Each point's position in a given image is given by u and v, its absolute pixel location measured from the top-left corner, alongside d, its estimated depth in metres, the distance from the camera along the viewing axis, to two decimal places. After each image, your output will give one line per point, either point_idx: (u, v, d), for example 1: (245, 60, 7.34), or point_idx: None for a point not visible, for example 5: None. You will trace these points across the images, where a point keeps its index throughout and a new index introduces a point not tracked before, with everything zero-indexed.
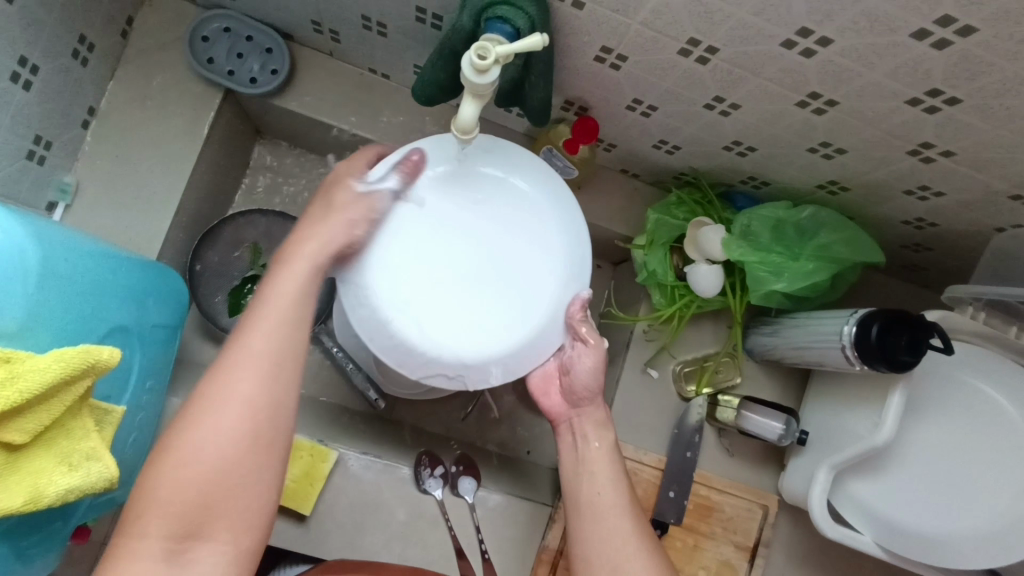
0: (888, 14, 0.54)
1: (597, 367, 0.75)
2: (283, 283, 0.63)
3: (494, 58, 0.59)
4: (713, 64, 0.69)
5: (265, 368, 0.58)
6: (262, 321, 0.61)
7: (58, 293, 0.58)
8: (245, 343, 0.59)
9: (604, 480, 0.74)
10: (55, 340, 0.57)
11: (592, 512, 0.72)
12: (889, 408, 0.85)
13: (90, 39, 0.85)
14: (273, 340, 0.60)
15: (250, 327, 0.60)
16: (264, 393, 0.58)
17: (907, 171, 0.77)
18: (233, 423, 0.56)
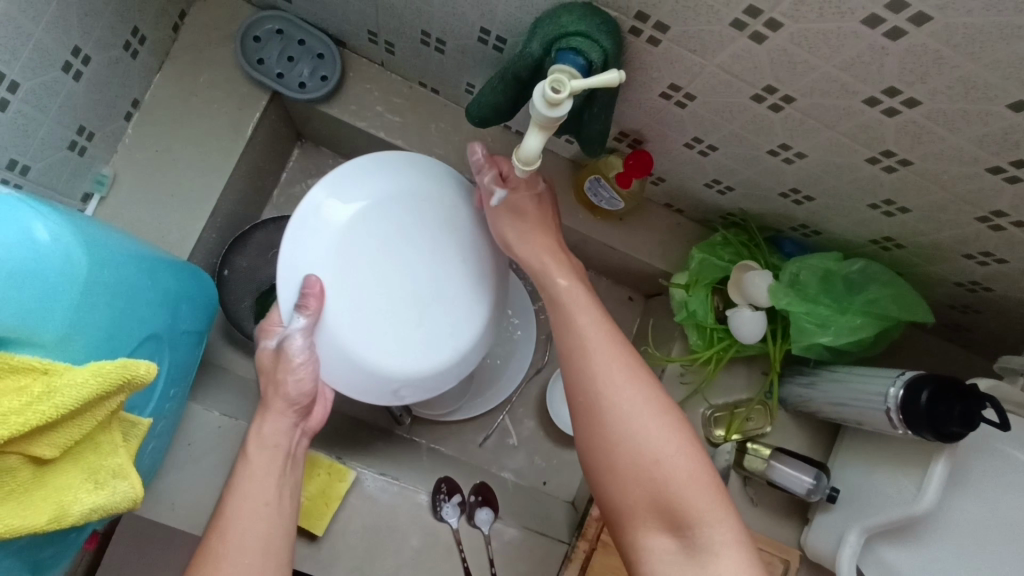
0: (987, 82, 0.52)
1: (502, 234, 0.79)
2: (259, 454, 0.71)
3: (568, 92, 0.57)
4: (786, 113, 0.66)
5: (255, 531, 0.64)
6: (242, 488, 0.67)
7: (97, 299, 0.55)
8: (230, 511, 0.65)
9: (611, 347, 0.67)
10: (89, 350, 0.54)
11: (600, 371, 0.66)
12: (931, 477, 0.82)
13: (143, 32, 0.83)
14: (258, 504, 0.66)
15: (231, 499, 0.67)
16: (257, 548, 0.63)
17: (972, 235, 0.75)
18: (259, 531, 0.65)
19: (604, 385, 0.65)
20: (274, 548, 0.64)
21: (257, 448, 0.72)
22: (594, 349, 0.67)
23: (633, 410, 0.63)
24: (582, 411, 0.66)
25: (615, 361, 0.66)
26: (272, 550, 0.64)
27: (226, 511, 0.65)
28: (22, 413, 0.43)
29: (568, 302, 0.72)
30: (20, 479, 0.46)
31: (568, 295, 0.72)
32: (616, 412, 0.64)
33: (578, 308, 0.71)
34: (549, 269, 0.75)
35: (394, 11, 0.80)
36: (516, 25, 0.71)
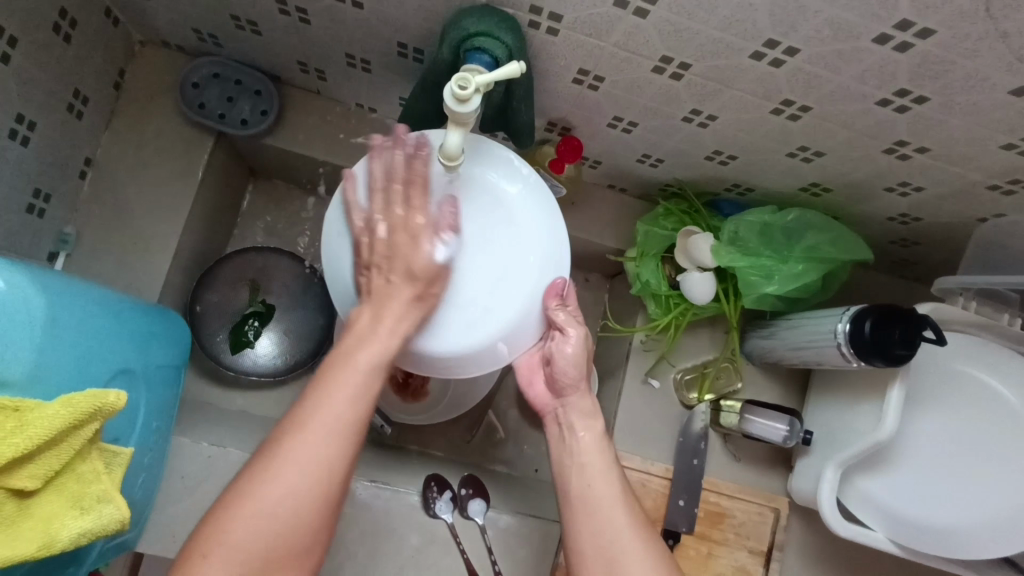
0: (849, 22, 0.56)
1: (581, 357, 0.76)
2: (361, 346, 0.62)
3: (474, 87, 0.61)
4: (687, 80, 0.71)
5: (337, 414, 0.58)
6: (322, 394, 0.58)
7: (63, 340, 0.58)
8: (327, 380, 0.59)
9: (605, 480, 0.71)
10: (62, 388, 0.57)
11: (607, 514, 0.69)
12: (889, 403, 0.86)
13: (84, 93, 0.87)
14: (347, 390, 0.59)
15: (310, 404, 0.58)
16: (328, 435, 0.57)
17: (886, 169, 0.79)
18: (322, 455, 0.56)
19: (600, 523, 0.69)
20: (345, 439, 0.58)
21: (357, 344, 0.62)
22: (612, 531, 0.68)
23: (624, 547, 0.67)
24: (578, 557, 0.68)
25: (632, 541, 0.67)
26: (349, 446, 0.58)
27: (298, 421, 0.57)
28: None
29: (569, 484, 0.73)
30: (6, 511, 0.50)
31: (584, 476, 0.72)
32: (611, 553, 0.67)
33: (600, 483, 0.71)
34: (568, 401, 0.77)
35: (316, 39, 0.84)
36: (428, 35, 0.75)
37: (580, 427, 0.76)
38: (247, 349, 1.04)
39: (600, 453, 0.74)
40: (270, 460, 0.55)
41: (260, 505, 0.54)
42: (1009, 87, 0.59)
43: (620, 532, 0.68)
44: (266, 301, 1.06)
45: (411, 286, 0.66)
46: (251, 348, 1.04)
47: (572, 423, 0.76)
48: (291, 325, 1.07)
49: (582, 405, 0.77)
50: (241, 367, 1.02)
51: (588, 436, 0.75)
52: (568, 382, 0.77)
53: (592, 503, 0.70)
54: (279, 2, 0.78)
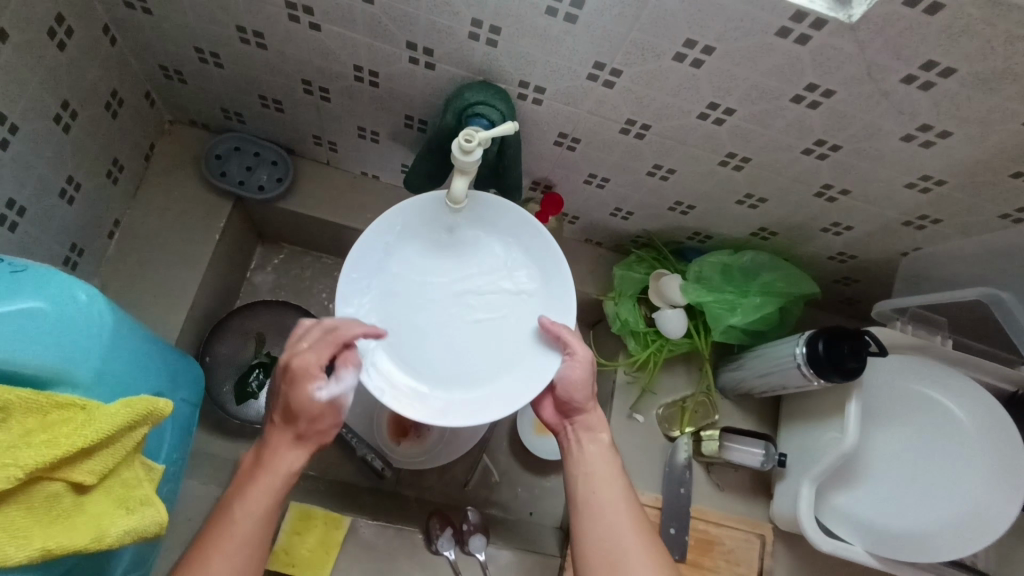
0: (770, 86, 0.72)
1: (588, 377, 0.82)
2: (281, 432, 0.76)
3: (477, 142, 0.74)
4: (649, 138, 0.86)
5: (239, 550, 0.68)
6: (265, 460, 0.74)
7: (120, 355, 0.67)
8: (235, 521, 0.69)
9: (610, 489, 0.78)
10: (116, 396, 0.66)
11: (606, 525, 0.75)
12: (849, 416, 0.95)
13: (121, 161, 0.98)
14: (277, 464, 0.74)
15: (248, 476, 0.74)
16: (246, 539, 0.69)
17: (819, 210, 0.94)
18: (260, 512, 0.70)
19: (604, 526, 0.75)
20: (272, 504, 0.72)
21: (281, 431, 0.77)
22: (615, 539, 0.74)
23: (625, 555, 0.73)
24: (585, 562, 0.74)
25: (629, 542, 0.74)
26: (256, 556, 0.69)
27: (240, 486, 0.72)
28: (71, 438, 0.53)
29: (577, 494, 0.79)
30: (63, 504, 0.54)
31: (587, 482, 0.79)
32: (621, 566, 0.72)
33: (603, 489, 0.78)
34: (586, 419, 0.84)
35: (333, 114, 0.98)
36: (432, 107, 0.90)
37: (585, 443, 0.83)
38: (251, 400, 1.09)
39: (606, 464, 0.81)
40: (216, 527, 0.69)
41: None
42: (900, 134, 0.75)
43: (626, 543, 0.74)
44: (271, 352, 1.12)
45: (298, 459, 0.76)
46: (254, 399, 1.09)
47: (582, 435, 0.84)
48: None
49: (593, 416, 0.84)
50: (247, 416, 1.08)
51: (600, 447, 0.82)
52: (580, 401, 0.83)
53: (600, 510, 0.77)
54: (304, 83, 0.92)
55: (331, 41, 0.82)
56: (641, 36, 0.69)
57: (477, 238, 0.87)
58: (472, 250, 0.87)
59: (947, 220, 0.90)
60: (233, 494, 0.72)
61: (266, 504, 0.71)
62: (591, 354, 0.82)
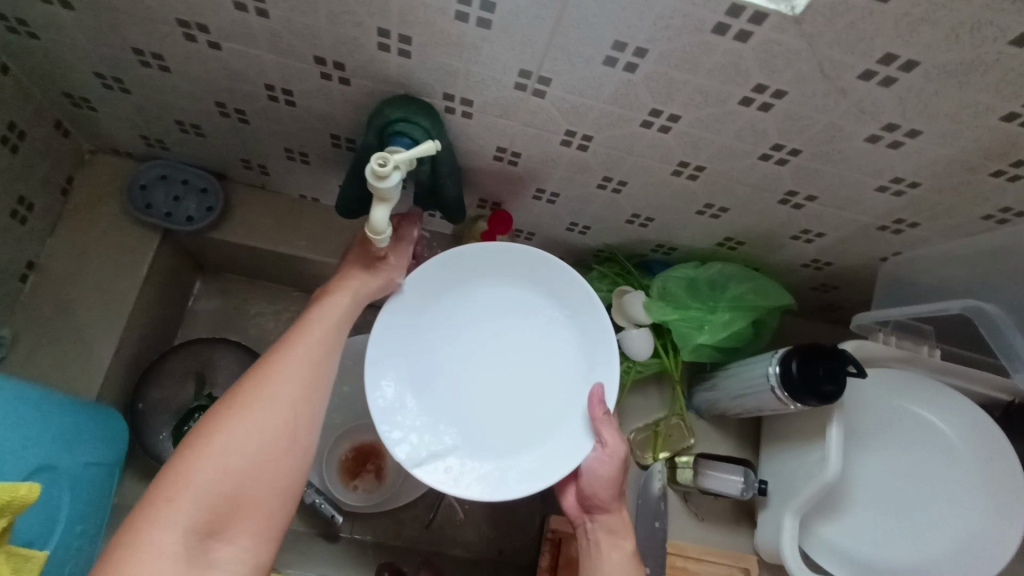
0: (714, 89, 0.64)
1: (612, 479, 0.81)
2: (320, 323, 0.73)
3: (393, 165, 0.67)
4: (593, 149, 0.78)
5: (309, 362, 0.69)
6: (302, 344, 0.70)
7: None
8: (311, 332, 0.71)
9: None
10: None
11: None
12: (830, 441, 0.87)
13: (30, 198, 0.91)
14: (315, 345, 0.70)
15: (281, 360, 0.68)
16: (320, 356, 0.70)
17: (786, 218, 0.87)
18: (300, 396, 0.66)
19: None
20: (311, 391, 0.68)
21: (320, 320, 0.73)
22: None
23: None
24: None
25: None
26: (317, 392, 0.68)
27: (272, 368, 0.66)
28: None
29: None
30: None
31: None
32: None
33: None
34: (613, 519, 0.82)
35: (257, 137, 0.91)
36: (358, 126, 0.82)
37: (608, 549, 0.81)
38: None
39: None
40: (242, 405, 0.63)
41: (233, 441, 0.61)
42: (864, 135, 0.67)
43: None
44: (212, 393, 1.04)
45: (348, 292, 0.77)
46: None
47: (603, 537, 0.82)
48: None
49: (617, 519, 0.82)
50: None
51: (623, 554, 0.80)
52: (603, 498, 0.81)
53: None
54: (219, 106, 0.85)
55: (236, 60, 0.74)
56: (565, 40, 0.61)
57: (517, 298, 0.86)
58: (514, 311, 0.86)
59: (925, 223, 0.82)
60: (264, 376, 0.66)
61: (328, 342, 0.72)
62: (622, 447, 0.81)
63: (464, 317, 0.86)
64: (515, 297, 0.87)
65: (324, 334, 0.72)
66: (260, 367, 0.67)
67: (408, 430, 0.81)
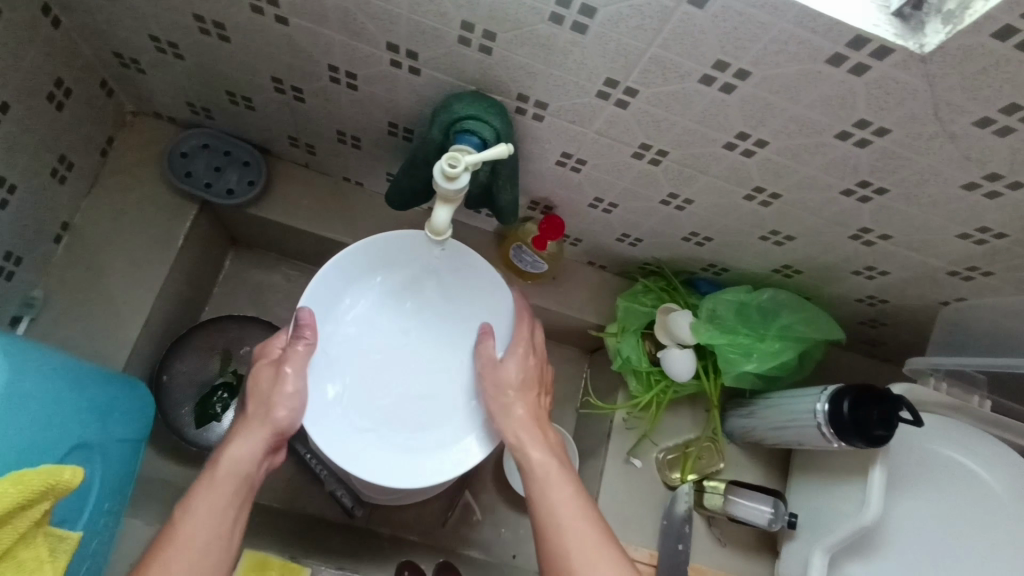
0: (813, 120, 0.60)
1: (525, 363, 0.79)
2: (229, 478, 0.67)
3: (463, 166, 0.64)
4: (665, 165, 0.75)
5: (210, 537, 0.64)
6: (202, 511, 0.65)
7: (22, 409, 0.59)
8: (219, 480, 0.67)
9: (572, 497, 0.69)
10: (17, 458, 0.57)
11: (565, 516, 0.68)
12: (871, 484, 0.85)
13: (70, 158, 0.88)
14: (210, 514, 0.65)
15: (181, 531, 0.63)
16: (211, 526, 0.64)
17: (853, 253, 0.83)
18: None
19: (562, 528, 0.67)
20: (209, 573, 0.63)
21: (231, 472, 0.67)
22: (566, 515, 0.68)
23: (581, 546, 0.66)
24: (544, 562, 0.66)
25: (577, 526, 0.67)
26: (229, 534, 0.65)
27: (164, 547, 0.62)
28: None
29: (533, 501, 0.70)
30: None
31: (546, 488, 0.70)
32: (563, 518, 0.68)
33: (563, 495, 0.69)
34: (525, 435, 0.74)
35: (308, 116, 0.87)
36: (419, 116, 0.79)
37: (531, 444, 0.74)
38: (213, 423, 0.99)
39: (563, 470, 0.72)
40: None
41: None
42: (961, 181, 0.64)
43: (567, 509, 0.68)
44: (237, 371, 1.03)
45: (261, 428, 0.70)
46: (216, 422, 0.99)
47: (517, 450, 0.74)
48: None
49: (525, 428, 0.75)
50: (205, 442, 0.98)
51: (540, 460, 0.72)
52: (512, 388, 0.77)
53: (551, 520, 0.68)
54: (275, 81, 0.81)
55: (302, 37, 0.70)
56: (663, 54, 0.57)
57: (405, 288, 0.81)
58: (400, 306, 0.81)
59: (1000, 273, 0.79)
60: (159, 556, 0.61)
61: (232, 493, 0.67)
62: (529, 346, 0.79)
63: (366, 332, 0.80)
64: (423, 278, 0.81)
65: (232, 484, 0.67)
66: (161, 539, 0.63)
67: (352, 438, 0.77)
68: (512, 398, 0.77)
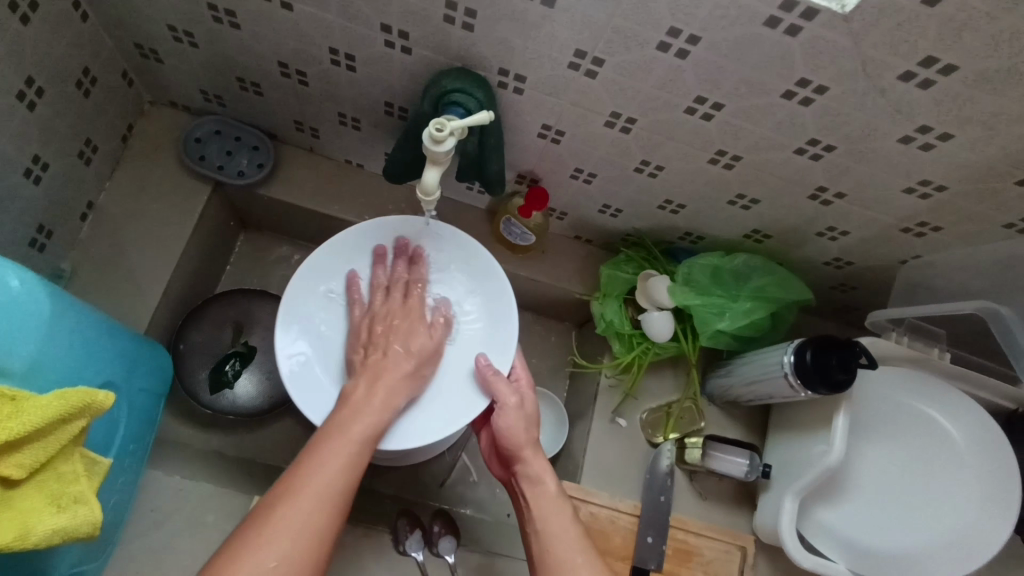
0: (760, 80, 0.68)
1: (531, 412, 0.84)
2: (379, 391, 0.77)
3: (449, 130, 0.71)
4: (635, 133, 0.82)
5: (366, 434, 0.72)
6: (363, 411, 0.74)
7: (63, 344, 0.66)
8: (373, 388, 0.77)
9: (568, 534, 0.77)
10: (58, 385, 0.65)
11: (562, 550, 0.75)
12: (836, 429, 0.91)
13: (96, 141, 0.96)
14: (367, 416, 0.73)
15: (346, 419, 0.73)
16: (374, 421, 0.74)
17: (813, 214, 0.90)
18: (349, 470, 0.68)
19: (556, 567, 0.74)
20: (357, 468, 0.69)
21: (376, 381, 0.78)
22: (560, 548, 0.75)
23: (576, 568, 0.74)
24: None
25: (578, 555, 0.75)
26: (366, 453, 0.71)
27: (334, 433, 0.70)
28: None
29: (536, 550, 0.77)
30: None
31: (546, 529, 0.77)
32: (558, 560, 0.75)
33: (560, 532, 0.77)
34: (525, 458, 0.82)
35: (312, 99, 0.95)
36: (412, 95, 0.87)
37: (530, 481, 0.81)
38: (226, 388, 1.06)
39: (560, 511, 0.79)
40: (305, 470, 0.66)
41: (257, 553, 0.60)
42: (897, 135, 0.71)
43: (563, 547, 0.76)
44: (248, 342, 1.10)
45: (409, 360, 0.81)
46: (230, 388, 1.06)
47: (528, 487, 0.82)
48: (269, 368, 1.10)
49: (535, 465, 0.82)
50: (219, 406, 1.05)
51: (548, 494, 0.80)
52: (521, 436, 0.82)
53: (553, 549, 0.76)
54: (281, 66, 0.89)
55: (305, 21, 0.79)
56: (623, 23, 0.65)
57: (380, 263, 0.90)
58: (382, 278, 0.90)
59: (948, 228, 0.85)
60: (327, 441, 0.69)
61: (386, 403, 0.76)
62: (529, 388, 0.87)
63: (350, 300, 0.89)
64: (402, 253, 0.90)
65: (376, 392, 0.77)
66: (319, 440, 0.69)
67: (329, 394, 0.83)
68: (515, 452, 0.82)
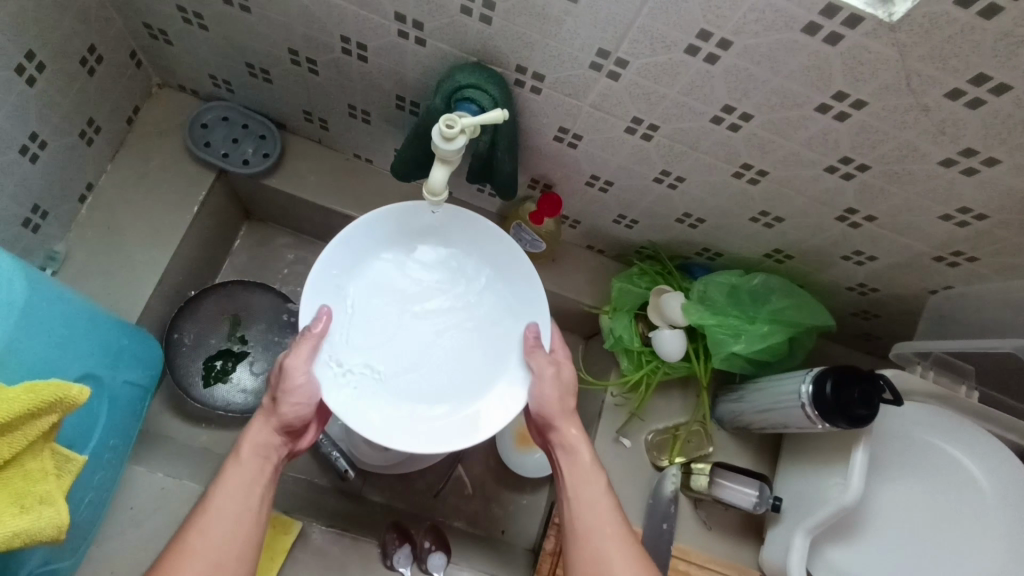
0: (793, 91, 0.64)
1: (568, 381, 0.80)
2: (253, 455, 0.72)
3: (460, 128, 0.67)
4: (656, 141, 0.78)
5: (241, 495, 0.69)
6: (229, 481, 0.70)
7: (34, 331, 0.63)
8: (238, 457, 0.72)
9: (598, 507, 0.73)
10: (24, 376, 0.62)
11: (586, 518, 0.73)
12: (853, 467, 0.86)
13: (98, 122, 0.93)
14: (239, 482, 0.70)
15: (212, 498, 0.68)
16: (236, 490, 0.69)
17: (840, 236, 0.85)
18: (241, 533, 0.67)
19: (584, 538, 0.72)
20: (245, 531, 0.67)
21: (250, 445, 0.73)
22: (586, 515, 0.73)
23: (602, 546, 0.70)
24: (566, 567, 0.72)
25: (608, 528, 0.71)
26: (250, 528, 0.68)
27: (202, 515, 0.67)
28: None
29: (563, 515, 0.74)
30: None
31: (578, 495, 0.75)
32: (587, 533, 0.72)
33: (591, 500, 0.74)
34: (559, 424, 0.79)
35: (322, 89, 0.92)
36: (425, 89, 0.83)
37: (561, 439, 0.78)
38: (219, 384, 1.03)
39: (591, 479, 0.75)
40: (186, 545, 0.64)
41: None
42: (938, 157, 0.67)
43: (593, 521, 0.72)
44: (245, 336, 1.07)
45: (268, 433, 0.74)
46: (222, 383, 1.03)
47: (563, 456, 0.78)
48: (264, 364, 1.06)
49: (569, 435, 0.78)
50: (210, 401, 1.02)
51: (581, 465, 0.76)
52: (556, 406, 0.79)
53: (582, 522, 0.73)
54: (291, 53, 0.86)
55: (317, 8, 0.75)
56: (650, 23, 0.62)
57: (408, 245, 0.84)
58: (409, 263, 0.85)
59: (985, 258, 0.80)
60: (200, 517, 0.67)
61: (257, 470, 0.72)
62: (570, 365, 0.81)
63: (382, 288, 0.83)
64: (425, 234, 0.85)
65: (262, 431, 0.74)
66: (183, 533, 0.66)
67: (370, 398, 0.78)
68: (548, 421, 0.79)
